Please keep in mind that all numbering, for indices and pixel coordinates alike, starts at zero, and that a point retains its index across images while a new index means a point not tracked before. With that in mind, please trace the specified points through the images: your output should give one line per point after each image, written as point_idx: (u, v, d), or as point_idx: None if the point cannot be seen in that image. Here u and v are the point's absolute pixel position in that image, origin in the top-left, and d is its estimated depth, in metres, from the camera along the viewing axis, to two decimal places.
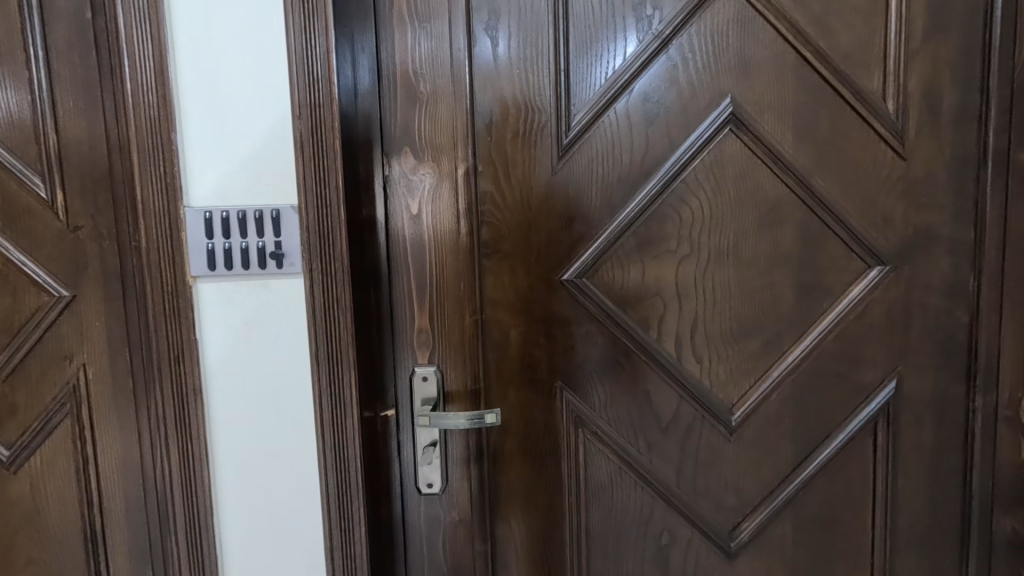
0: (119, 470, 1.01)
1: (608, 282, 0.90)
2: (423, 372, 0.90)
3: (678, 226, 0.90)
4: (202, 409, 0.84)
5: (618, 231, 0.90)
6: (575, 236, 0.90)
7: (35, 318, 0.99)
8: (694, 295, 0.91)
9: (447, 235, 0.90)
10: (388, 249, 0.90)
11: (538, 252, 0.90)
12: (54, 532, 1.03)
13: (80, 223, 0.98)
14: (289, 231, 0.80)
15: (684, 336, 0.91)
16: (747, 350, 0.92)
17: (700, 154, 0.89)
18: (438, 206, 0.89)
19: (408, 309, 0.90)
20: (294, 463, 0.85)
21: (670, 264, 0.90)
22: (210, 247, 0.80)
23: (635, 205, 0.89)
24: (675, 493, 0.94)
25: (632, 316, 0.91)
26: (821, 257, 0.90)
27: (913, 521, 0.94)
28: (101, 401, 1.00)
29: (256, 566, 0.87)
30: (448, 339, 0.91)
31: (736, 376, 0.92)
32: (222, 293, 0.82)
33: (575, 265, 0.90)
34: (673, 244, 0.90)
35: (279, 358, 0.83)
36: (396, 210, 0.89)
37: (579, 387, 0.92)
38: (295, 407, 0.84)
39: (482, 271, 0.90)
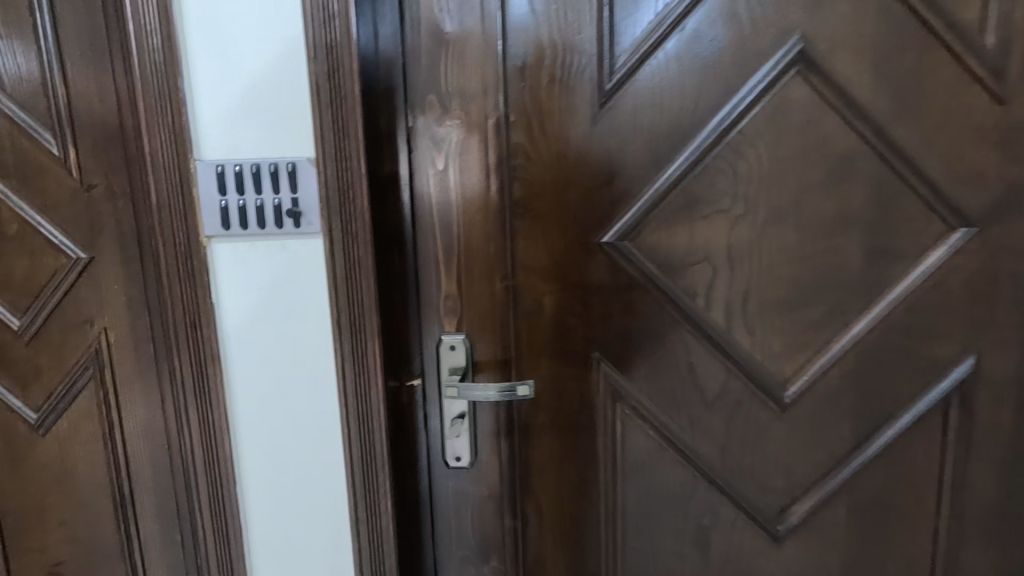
0: (144, 434, 1.00)
1: (653, 244, 0.82)
2: (449, 341, 0.84)
3: (734, 181, 0.80)
4: (221, 376, 0.80)
5: (667, 187, 0.81)
6: (618, 193, 0.82)
7: (54, 280, 0.97)
8: (749, 260, 0.82)
9: (477, 192, 0.82)
10: (412, 209, 0.83)
11: (576, 210, 0.82)
12: (85, 494, 1.03)
13: (94, 182, 0.94)
14: (307, 187, 0.74)
15: (735, 305, 0.83)
16: (805, 321, 0.83)
17: (761, 100, 0.78)
18: (467, 160, 0.82)
19: (434, 273, 0.84)
20: (317, 434, 0.82)
21: (723, 224, 0.81)
22: (223, 204, 0.74)
23: (688, 156, 0.80)
24: (717, 472, 0.87)
25: (678, 282, 0.83)
26: (897, 216, 0.80)
27: (982, 508, 0.86)
28: (124, 365, 0.98)
29: (280, 538, 0.85)
30: (477, 306, 0.84)
31: (792, 349, 0.84)
32: (238, 254, 0.76)
33: (618, 225, 0.82)
34: (728, 201, 0.81)
35: (299, 324, 0.78)
36: (422, 163, 0.82)
37: (618, 359, 0.85)
38: (317, 375, 0.80)
39: (516, 232, 0.83)
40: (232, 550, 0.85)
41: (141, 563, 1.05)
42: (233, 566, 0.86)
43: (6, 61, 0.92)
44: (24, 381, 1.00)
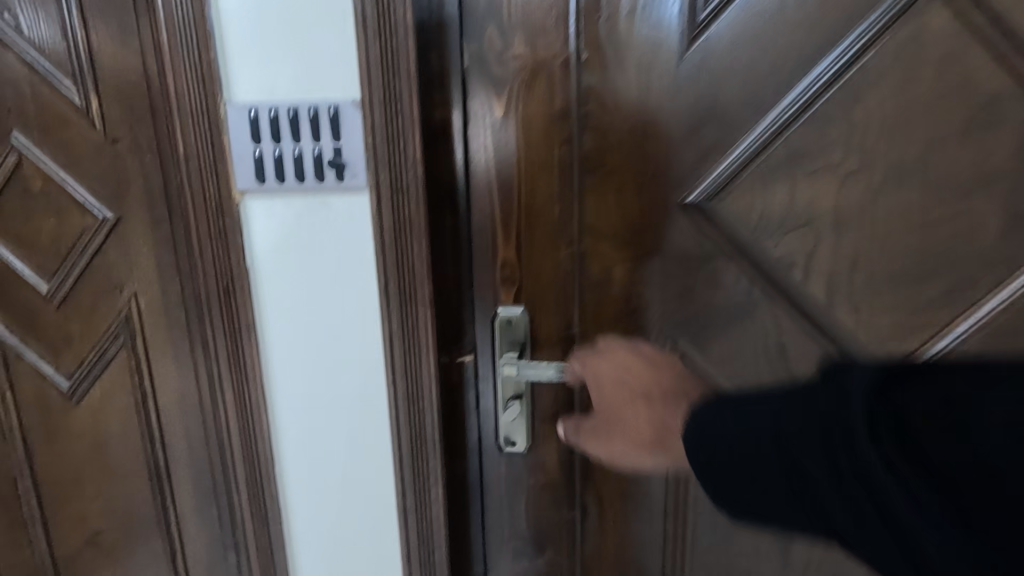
0: (178, 405, 0.95)
1: (745, 207, 0.71)
2: (506, 313, 0.75)
3: (848, 129, 0.67)
4: (257, 347, 0.73)
5: (763, 139, 0.69)
6: (705, 145, 0.70)
7: (82, 241, 0.91)
8: (862, 225, 0.70)
9: (540, 144, 0.72)
10: (466, 163, 0.73)
11: (655, 165, 0.71)
12: (120, 465, 1.00)
13: (119, 135, 0.86)
14: (351, 134, 0.64)
15: (839, 278, 0.71)
16: (923, 298, 0.71)
17: (891, 29, 0.65)
18: (529, 106, 0.71)
19: (490, 237, 0.74)
20: (362, 412, 0.75)
21: (830, 182, 0.69)
22: (258, 154, 0.66)
23: (791, 102, 0.68)
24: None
25: (772, 250, 0.72)
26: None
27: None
28: (156, 333, 0.93)
29: (322, 519, 0.80)
30: (538, 275, 0.75)
31: (904, 331, 0.72)
32: (274, 212, 0.68)
33: (703, 185, 0.71)
34: (838, 155, 0.68)
35: (342, 293, 0.70)
36: (477, 110, 0.71)
37: (697, 338, 0.75)
38: (361, 349, 0.72)
39: (583, 190, 0.72)
40: (273, 531, 0.80)
41: (179, 535, 1.02)
42: (273, 546, 0.81)
43: None
44: (55, 347, 0.96)
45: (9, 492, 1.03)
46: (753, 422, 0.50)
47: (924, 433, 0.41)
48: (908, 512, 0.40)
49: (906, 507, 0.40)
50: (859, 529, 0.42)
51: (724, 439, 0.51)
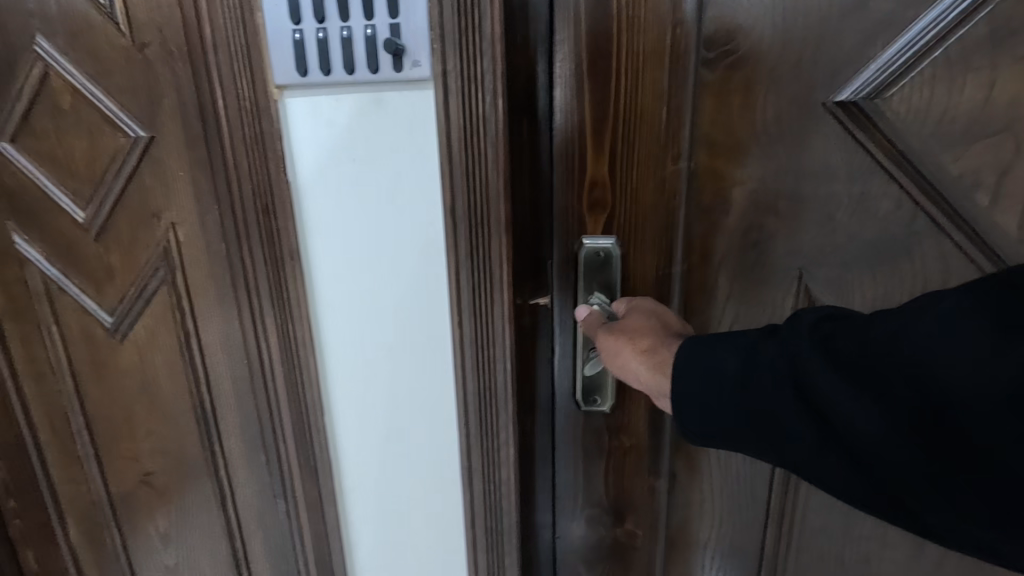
0: (223, 346, 0.88)
1: (869, 126, 0.71)
2: (597, 247, 0.76)
3: (991, 41, 0.66)
4: (303, 278, 0.64)
5: (924, 43, 0.67)
6: (834, 63, 0.70)
7: (117, 164, 0.83)
8: (994, 146, 0.69)
9: (653, 60, 0.71)
10: (563, 80, 0.71)
11: (779, 80, 0.71)
12: (168, 405, 0.95)
13: (147, 39, 0.76)
14: (412, 9, 0.53)
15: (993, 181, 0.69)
16: None
17: None
18: (636, 16, 0.69)
19: (578, 150, 0.74)
20: (422, 354, 0.67)
21: (966, 99, 0.68)
22: (298, 37, 0.55)
23: (946, 7, 0.66)
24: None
25: (918, 154, 0.71)
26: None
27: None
28: (197, 267, 0.85)
29: (377, 475, 0.73)
30: (631, 195, 0.75)
31: None
32: (320, 113, 0.58)
33: (853, 88, 0.70)
34: (979, 69, 0.67)
35: (403, 214, 0.61)
36: (587, 20, 0.69)
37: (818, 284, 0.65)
38: (423, 281, 0.64)
39: (701, 109, 0.73)
40: (323, 486, 0.73)
41: (228, 480, 0.98)
42: (322, 503, 0.74)
43: None
44: (96, 281, 0.90)
45: (64, 429, 1.01)
46: (723, 365, 0.57)
47: (839, 345, 0.50)
48: (817, 388, 0.50)
49: (854, 407, 0.48)
50: (796, 424, 0.52)
51: (699, 378, 0.59)
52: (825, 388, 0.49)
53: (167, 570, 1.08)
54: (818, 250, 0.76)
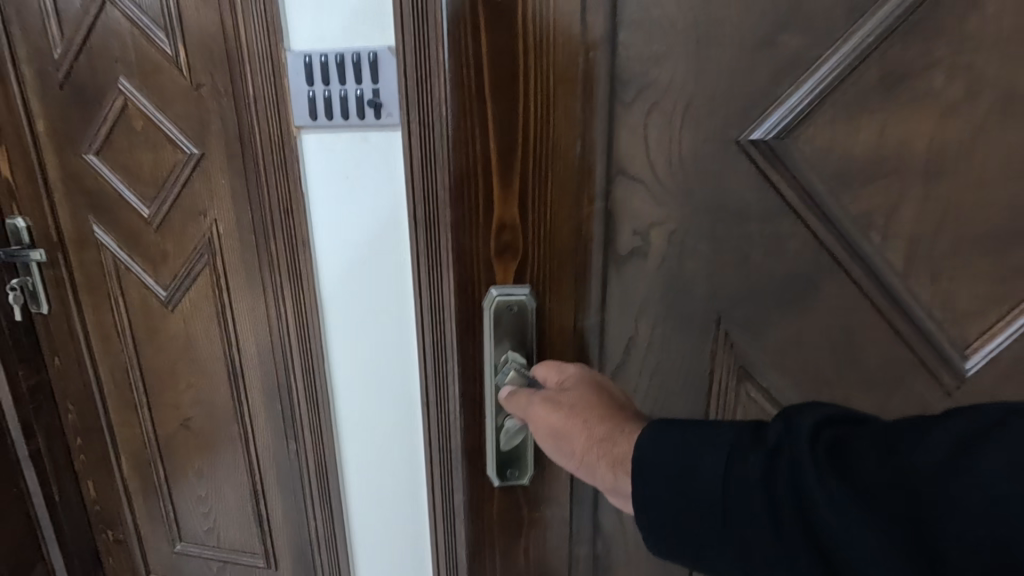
0: (250, 315, 1.13)
1: (778, 165, 0.66)
2: (509, 300, 0.70)
3: (909, 69, 0.61)
4: (312, 259, 0.92)
5: (829, 79, 0.62)
6: (722, 104, 0.65)
7: (174, 173, 1.08)
8: (890, 185, 0.65)
9: (568, 87, 0.64)
10: (461, 107, 0.65)
11: (695, 106, 0.65)
12: (205, 363, 1.20)
13: (201, 80, 1.01)
14: (386, 77, 0.79)
15: (908, 229, 0.66)
16: (1001, 268, 0.65)
17: None
18: (550, 41, 0.62)
19: (485, 190, 0.67)
20: (394, 316, 0.93)
21: (860, 141, 0.64)
22: (310, 95, 0.82)
23: (859, 40, 0.61)
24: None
25: (837, 202, 0.66)
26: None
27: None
28: (232, 254, 1.10)
29: (362, 404, 1.01)
30: (546, 237, 0.69)
31: (975, 306, 0.67)
32: (323, 144, 0.85)
33: (767, 126, 0.65)
34: (913, 97, 0.62)
35: (379, 215, 0.87)
36: (495, 46, 0.63)
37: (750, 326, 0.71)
38: (394, 264, 0.90)
39: (619, 142, 0.67)
40: (324, 410, 1.03)
41: (250, 425, 1.22)
42: (324, 420, 1.04)
43: None
44: (154, 263, 1.16)
45: (123, 381, 1.27)
46: (691, 459, 0.45)
47: (857, 465, 0.37)
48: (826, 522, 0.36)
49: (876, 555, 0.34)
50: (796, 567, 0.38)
51: (660, 472, 0.46)
52: (814, 497, 0.37)
53: (199, 499, 1.33)
54: (740, 288, 0.70)
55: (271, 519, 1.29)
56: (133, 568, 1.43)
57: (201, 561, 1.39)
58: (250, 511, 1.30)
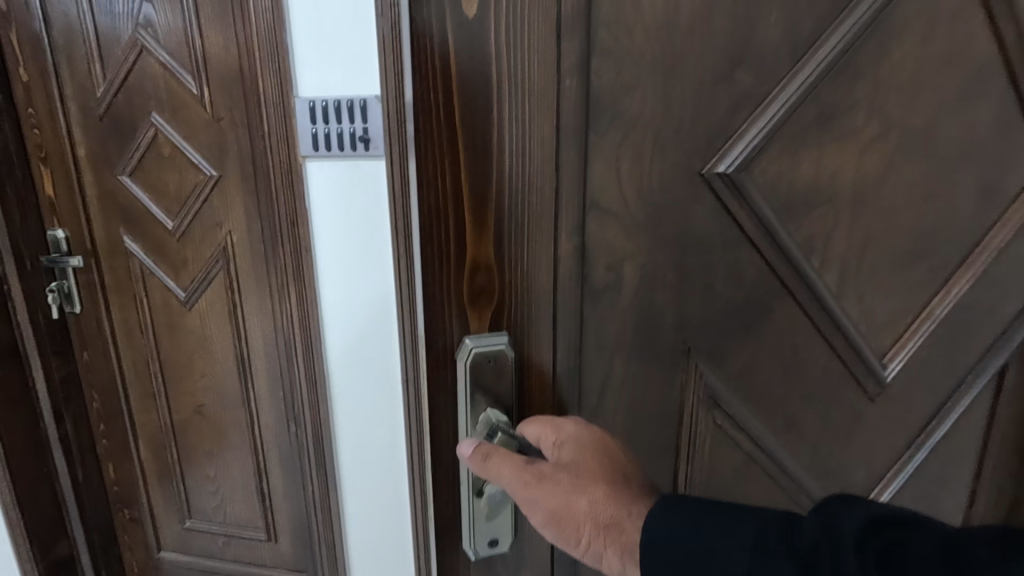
0: (258, 312, 1.32)
1: (739, 199, 0.61)
2: (487, 352, 0.56)
3: (845, 104, 0.61)
4: (312, 262, 1.11)
5: (784, 111, 0.59)
6: (688, 133, 0.57)
7: (196, 192, 1.27)
8: (826, 213, 0.64)
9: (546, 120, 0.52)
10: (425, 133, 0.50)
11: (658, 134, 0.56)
12: (218, 355, 1.38)
13: (222, 115, 1.20)
14: (374, 118, 1.00)
15: (848, 260, 0.67)
16: (908, 282, 0.69)
17: None
18: (523, 69, 0.50)
19: (462, 233, 0.53)
20: (380, 307, 1.14)
21: (802, 174, 0.63)
22: (314, 132, 1.03)
23: (807, 74, 0.59)
24: (793, 462, 0.73)
25: (791, 233, 0.64)
26: (964, 172, 0.67)
27: (1019, 474, 0.81)
28: (244, 261, 1.29)
29: (353, 384, 1.20)
30: (522, 285, 0.56)
31: (892, 318, 0.71)
32: (324, 169, 1.06)
33: (730, 158, 0.59)
34: (847, 135, 0.62)
35: (369, 224, 1.09)
36: (465, 72, 0.49)
37: (716, 355, 0.65)
38: (381, 264, 1.11)
39: (592, 178, 0.56)
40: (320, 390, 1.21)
41: (256, 410, 1.40)
42: (320, 399, 1.22)
43: (159, 18, 1.18)
44: (177, 268, 1.34)
45: (145, 372, 1.45)
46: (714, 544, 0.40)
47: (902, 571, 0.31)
48: None
49: None
50: None
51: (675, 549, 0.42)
52: None
53: (208, 478, 1.50)
54: (703, 316, 0.64)
55: (273, 495, 1.46)
56: (147, 543, 1.60)
57: (209, 536, 1.55)
58: (254, 489, 1.47)
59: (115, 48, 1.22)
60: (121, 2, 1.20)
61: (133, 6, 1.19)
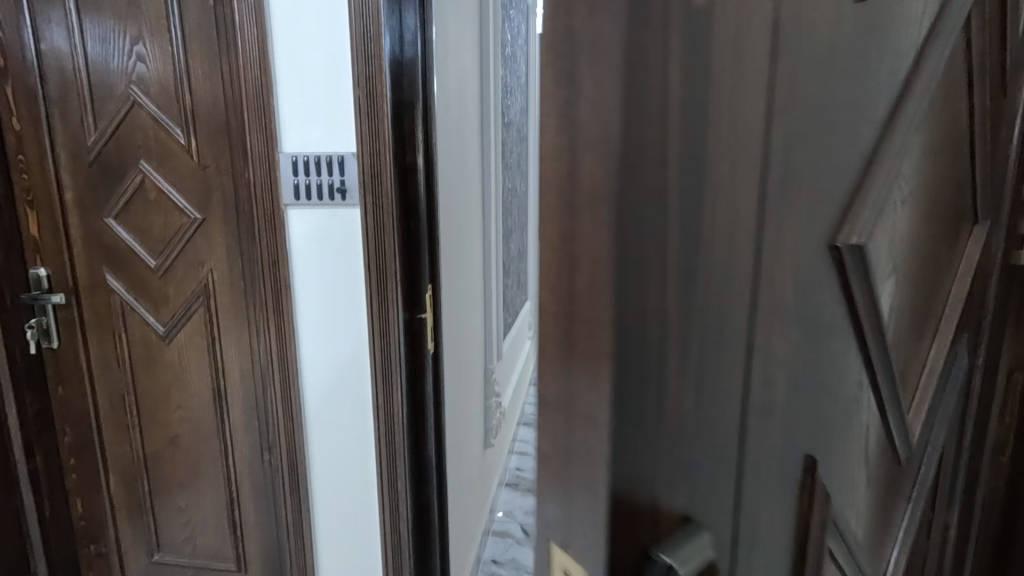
0: (237, 345, 1.39)
1: (863, 278, 0.50)
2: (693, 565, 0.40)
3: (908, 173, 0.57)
4: (291, 299, 1.22)
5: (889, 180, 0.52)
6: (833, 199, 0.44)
7: (180, 233, 1.36)
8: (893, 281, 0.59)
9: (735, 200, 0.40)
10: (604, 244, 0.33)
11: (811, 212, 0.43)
12: (194, 386, 1.44)
13: (209, 162, 1.31)
14: (350, 171, 1.13)
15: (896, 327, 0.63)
16: (912, 340, 0.69)
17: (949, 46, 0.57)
18: (742, 118, 0.35)
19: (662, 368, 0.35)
20: (352, 341, 1.23)
21: (884, 243, 0.55)
22: (295, 182, 1.15)
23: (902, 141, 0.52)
24: (856, 552, 0.65)
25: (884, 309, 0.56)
26: (945, 228, 0.67)
27: (945, 493, 0.88)
28: (225, 297, 1.37)
29: (327, 413, 1.28)
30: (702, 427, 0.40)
31: (908, 376, 0.69)
32: (304, 217, 1.18)
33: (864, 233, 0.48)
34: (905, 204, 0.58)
35: (343, 265, 1.19)
36: (688, 114, 0.33)
37: (829, 453, 0.54)
38: (354, 302, 1.20)
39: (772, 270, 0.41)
40: (296, 419, 1.29)
41: (230, 438, 1.45)
42: (295, 427, 1.30)
43: (150, 76, 1.29)
44: (158, 304, 1.41)
45: (119, 405, 1.49)
46: None
47: None
48: None
49: None
50: None
51: None
52: None
53: (179, 510, 1.52)
54: (827, 413, 0.52)
55: (243, 524, 1.49)
56: None
57: (177, 568, 1.56)
58: (225, 519, 1.50)
59: (108, 101, 1.33)
60: (116, 60, 1.30)
61: (127, 65, 1.30)
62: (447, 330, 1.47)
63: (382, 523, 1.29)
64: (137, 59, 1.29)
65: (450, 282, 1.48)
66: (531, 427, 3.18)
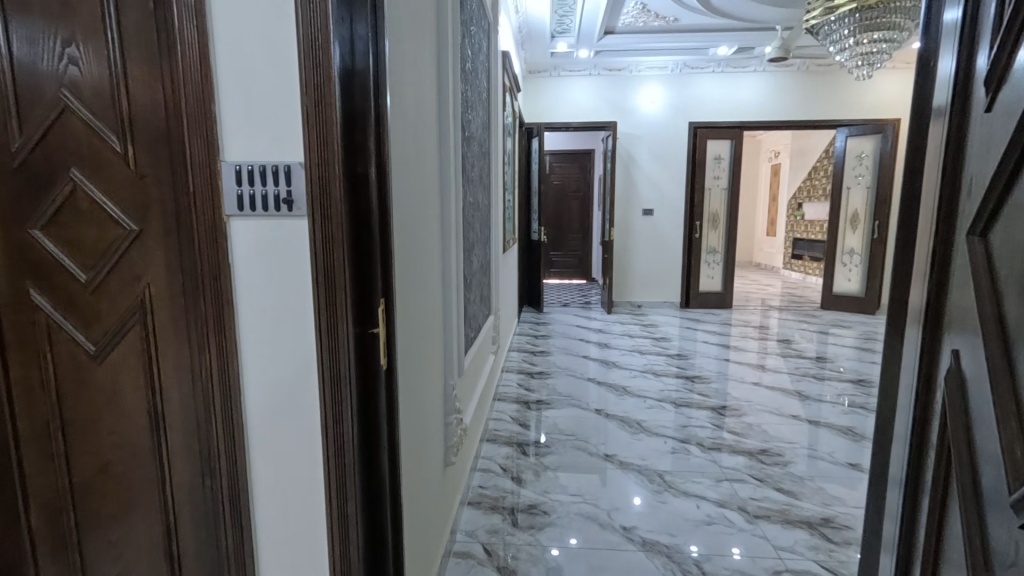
0: (175, 364, 1.31)
1: None
2: None
3: None
4: (234, 315, 1.16)
5: None
6: None
7: (113, 245, 1.28)
8: None
9: None
10: None
11: None
12: (127, 410, 1.34)
13: (146, 172, 1.24)
14: (297, 181, 1.09)
15: None
16: None
17: None
18: None
19: None
20: (300, 358, 1.17)
21: None
22: (239, 193, 1.11)
23: None
24: None
25: None
26: None
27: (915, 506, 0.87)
28: (162, 312, 1.29)
29: (272, 435, 1.21)
30: None
31: None
32: (247, 229, 1.13)
33: None
34: None
35: (289, 278, 1.14)
36: None
37: None
38: (301, 317, 1.15)
39: None
40: (238, 442, 1.22)
41: (168, 465, 1.35)
42: (237, 451, 1.22)
43: (83, 80, 1.22)
44: (88, 322, 1.32)
45: (43, 432, 1.37)
46: None
47: None
48: None
49: None
50: None
51: None
52: None
53: (110, 544, 1.41)
54: None
55: (182, 557, 1.39)
56: None
57: None
58: (161, 553, 1.39)
59: (36, 106, 1.24)
60: (45, 63, 1.23)
61: (58, 69, 1.23)
62: (403, 346, 1.43)
63: (329, 548, 1.22)
64: (70, 62, 1.22)
65: (405, 296, 1.45)
66: (495, 444, 3.13)
